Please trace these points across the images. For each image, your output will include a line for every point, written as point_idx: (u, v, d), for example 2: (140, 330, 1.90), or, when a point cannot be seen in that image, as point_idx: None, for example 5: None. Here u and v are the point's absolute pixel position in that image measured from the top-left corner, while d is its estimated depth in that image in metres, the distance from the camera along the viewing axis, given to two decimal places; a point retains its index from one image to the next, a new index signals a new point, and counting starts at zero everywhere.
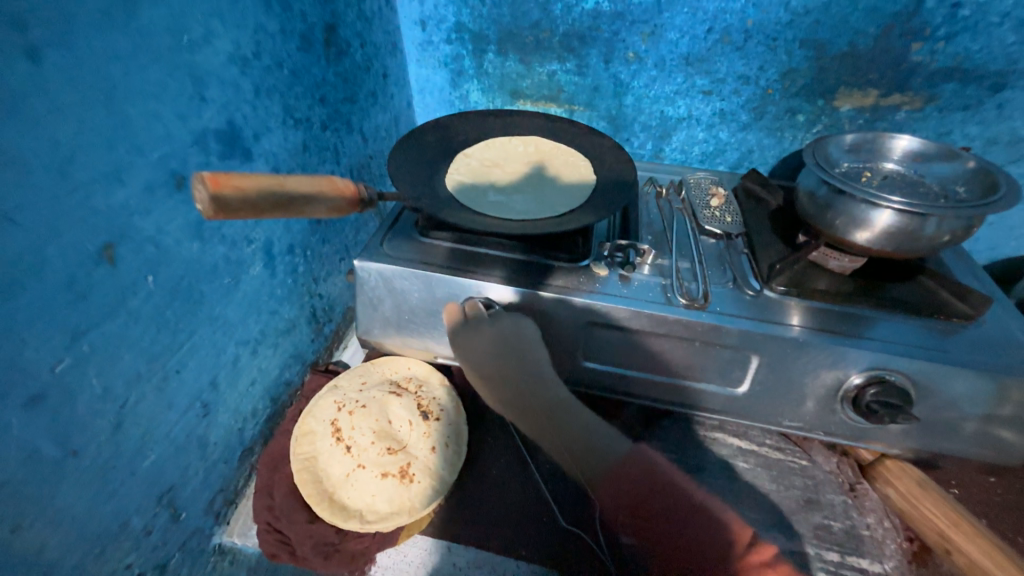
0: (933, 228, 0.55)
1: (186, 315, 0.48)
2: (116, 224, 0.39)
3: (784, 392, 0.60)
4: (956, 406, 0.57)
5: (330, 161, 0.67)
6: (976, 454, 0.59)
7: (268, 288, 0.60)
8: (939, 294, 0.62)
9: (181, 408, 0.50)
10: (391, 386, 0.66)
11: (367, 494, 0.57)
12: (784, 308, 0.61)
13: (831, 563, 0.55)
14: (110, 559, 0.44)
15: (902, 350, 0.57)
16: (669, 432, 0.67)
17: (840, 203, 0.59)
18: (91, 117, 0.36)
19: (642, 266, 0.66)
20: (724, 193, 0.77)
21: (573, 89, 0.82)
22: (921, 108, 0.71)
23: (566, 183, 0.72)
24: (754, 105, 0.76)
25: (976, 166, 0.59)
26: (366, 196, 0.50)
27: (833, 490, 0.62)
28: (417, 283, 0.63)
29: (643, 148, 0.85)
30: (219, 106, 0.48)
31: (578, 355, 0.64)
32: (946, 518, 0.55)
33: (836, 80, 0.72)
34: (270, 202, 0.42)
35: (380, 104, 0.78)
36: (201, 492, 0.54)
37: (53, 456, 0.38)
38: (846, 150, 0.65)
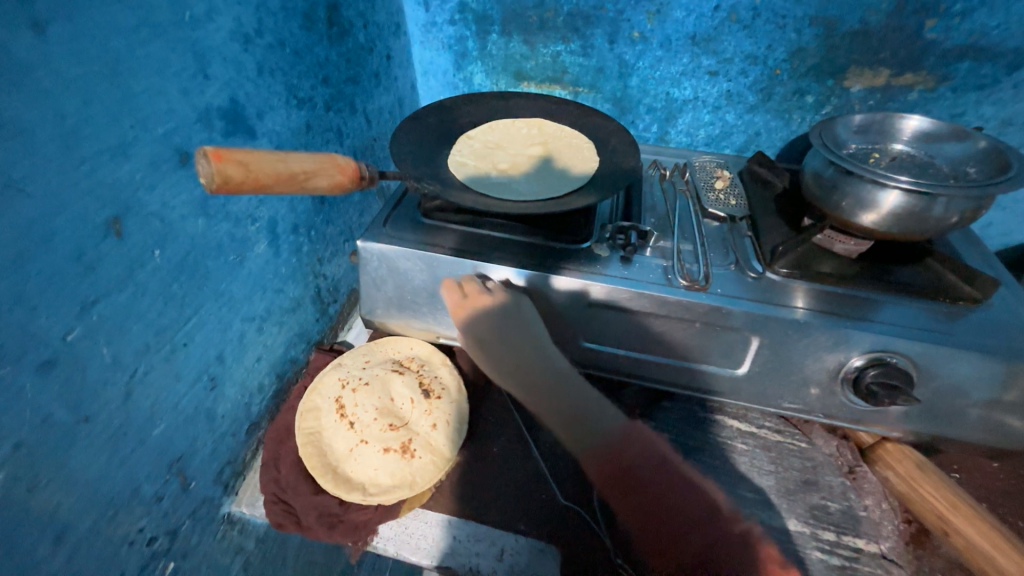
0: (941, 209, 0.54)
1: (192, 290, 0.49)
2: (122, 197, 0.41)
3: (784, 374, 0.60)
4: (958, 389, 0.56)
5: (334, 142, 0.67)
6: (977, 438, 0.58)
7: (272, 267, 0.61)
8: (946, 277, 0.61)
9: (189, 381, 0.51)
10: (394, 365, 0.67)
11: (369, 468, 0.58)
12: (786, 289, 0.61)
13: (827, 542, 0.56)
14: (123, 522, 0.46)
15: (905, 332, 0.56)
16: (668, 413, 0.67)
17: (846, 184, 0.58)
18: (96, 91, 0.37)
19: (644, 248, 0.65)
20: (729, 176, 0.76)
21: (577, 70, 0.81)
22: (934, 88, 0.69)
23: (569, 165, 0.72)
24: (761, 86, 0.75)
25: (988, 145, 0.57)
26: (367, 174, 0.50)
27: (832, 472, 0.62)
28: (419, 263, 0.64)
29: (647, 130, 0.85)
30: (222, 84, 0.48)
31: (578, 336, 0.64)
32: (945, 501, 0.55)
33: (847, 60, 0.70)
34: (272, 177, 0.42)
35: (384, 86, 0.78)
36: (209, 462, 0.56)
37: (67, 421, 0.39)
38: (854, 131, 0.64)
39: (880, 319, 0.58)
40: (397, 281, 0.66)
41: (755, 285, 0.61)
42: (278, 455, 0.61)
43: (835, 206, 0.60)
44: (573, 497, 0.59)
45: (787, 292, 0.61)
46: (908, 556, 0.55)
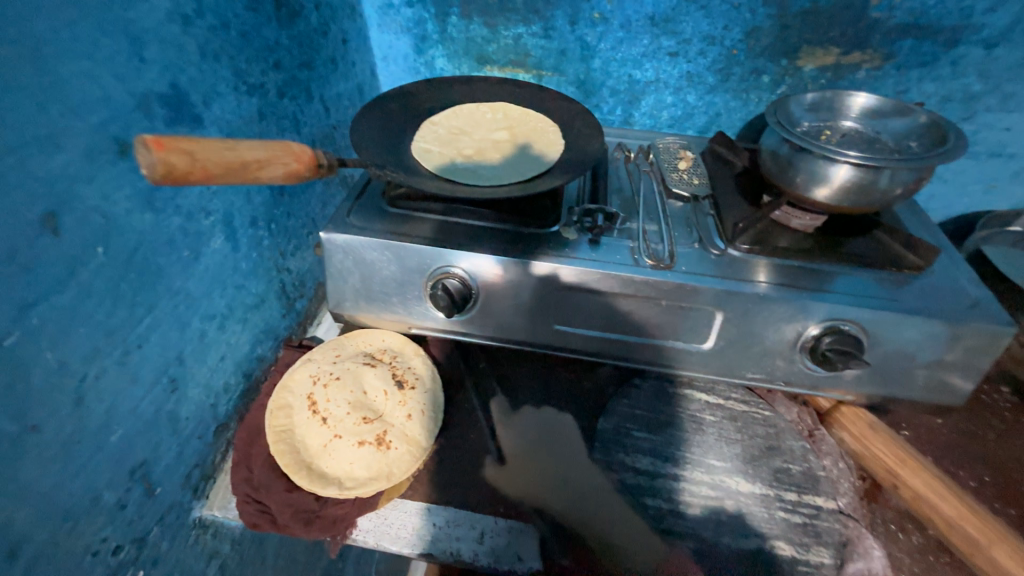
0: (887, 181, 0.57)
1: (143, 289, 0.47)
2: (56, 191, 0.38)
3: (746, 346, 0.63)
4: (905, 352, 0.60)
5: (290, 131, 0.65)
6: (922, 397, 0.63)
7: (231, 262, 0.59)
8: (892, 246, 0.65)
9: (147, 383, 0.49)
10: (366, 358, 0.66)
11: (345, 462, 0.58)
12: (747, 265, 0.63)
13: (790, 502, 0.59)
14: (84, 532, 0.44)
15: (857, 300, 0.59)
16: (640, 390, 0.69)
17: (800, 160, 0.60)
18: (16, 76, 0.34)
19: (611, 230, 0.66)
20: (692, 156, 0.78)
21: (540, 53, 0.80)
22: (881, 66, 0.72)
23: (535, 149, 0.71)
24: (720, 66, 0.76)
25: (927, 119, 0.60)
26: (325, 162, 0.49)
27: (793, 436, 0.65)
28: (386, 254, 0.63)
29: (612, 113, 0.85)
30: (161, 69, 0.46)
31: (550, 319, 0.65)
32: (896, 458, 0.60)
33: (799, 39, 0.72)
34: (221, 166, 0.41)
35: (341, 72, 0.76)
36: (176, 466, 0.54)
37: (12, 431, 0.37)
38: (807, 109, 0.66)
39: (833, 288, 0.61)
40: (364, 273, 0.64)
41: (718, 262, 0.63)
42: (249, 455, 0.60)
43: (790, 182, 0.63)
44: (550, 476, 0.60)
45: (747, 266, 0.63)
46: (862, 510, 0.59)
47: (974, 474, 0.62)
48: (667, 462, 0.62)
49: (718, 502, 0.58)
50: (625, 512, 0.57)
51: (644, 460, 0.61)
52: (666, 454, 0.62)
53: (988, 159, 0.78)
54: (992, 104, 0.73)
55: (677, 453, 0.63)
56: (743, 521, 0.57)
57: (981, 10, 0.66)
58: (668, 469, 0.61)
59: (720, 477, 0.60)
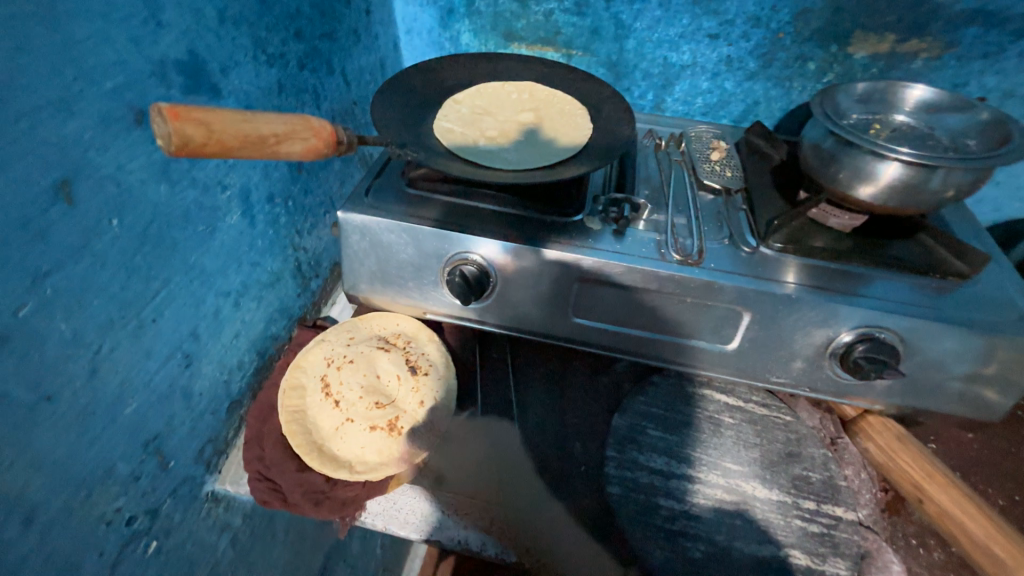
0: (939, 181, 0.53)
1: (158, 262, 0.46)
2: (70, 159, 0.37)
3: (772, 349, 0.60)
4: (942, 364, 0.57)
5: (310, 104, 0.63)
6: (957, 411, 0.60)
7: (248, 239, 0.57)
8: (937, 251, 0.61)
9: (161, 358, 0.49)
10: (380, 342, 0.65)
11: (356, 446, 0.57)
12: (779, 264, 0.60)
13: (807, 511, 0.57)
14: (98, 502, 0.44)
15: (896, 307, 0.56)
16: (658, 388, 0.67)
17: (845, 156, 0.56)
18: (28, 35, 0.33)
19: (637, 221, 0.64)
20: (725, 147, 0.74)
21: (571, 31, 0.76)
22: (939, 56, 0.67)
23: (561, 133, 0.68)
24: (763, 51, 0.72)
25: (989, 117, 0.56)
26: (345, 139, 0.47)
27: (815, 443, 0.63)
28: (404, 237, 0.61)
29: (643, 98, 0.81)
30: (179, 33, 0.44)
31: (569, 311, 0.63)
32: (923, 471, 0.57)
33: (852, 23, 0.67)
34: (238, 139, 0.39)
35: (364, 45, 0.73)
36: (189, 441, 0.54)
37: (26, 401, 0.37)
38: (855, 100, 0.62)
39: (868, 293, 0.57)
40: (380, 255, 0.63)
41: (748, 259, 0.60)
42: (260, 434, 0.60)
43: (832, 178, 0.59)
44: (560, 471, 0.59)
45: (779, 266, 0.60)
46: (883, 522, 0.57)
47: (1003, 493, 0.60)
48: (681, 462, 0.60)
49: (732, 506, 0.57)
50: (636, 511, 0.56)
51: (658, 459, 0.60)
52: (681, 453, 0.61)
53: None
54: None
55: (692, 454, 0.61)
56: (757, 527, 0.55)
57: None
58: (683, 469, 0.60)
59: (734, 482, 0.59)
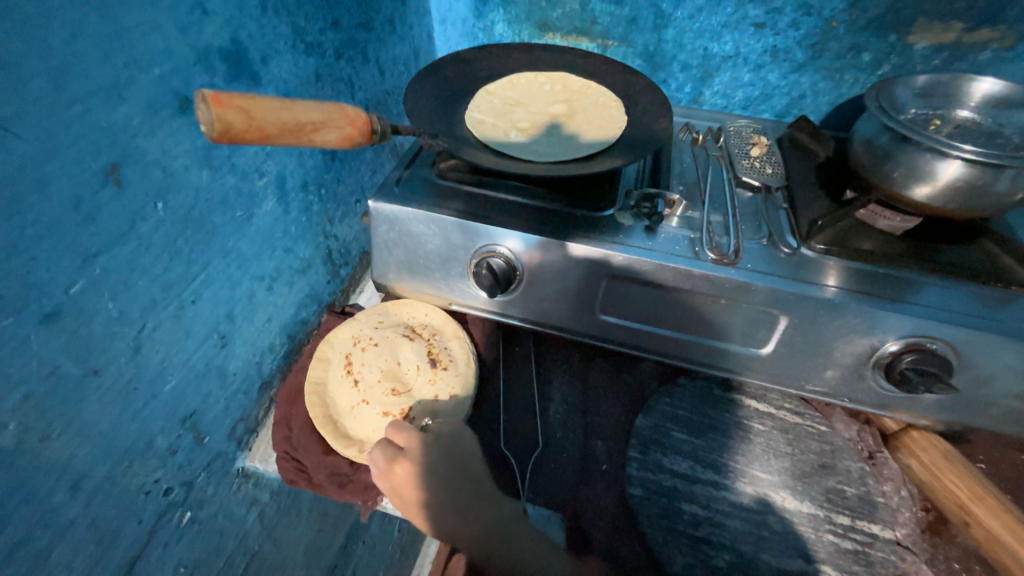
0: (1006, 183, 0.49)
1: (198, 246, 0.48)
2: (120, 143, 0.38)
3: (810, 356, 0.58)
4: (999, 380, 0.53)
5: (345, 94, 0.64)
6: (1013, 430, 0.55)
7: (282, 225, 0.59)
8: (1000, 259, 0.56)
9: (198, 338, 0.51)
10: (406, 330, 0.65)
11: (367, 427, 0.58)
12: (821, 267, 0.57)
13: (840, 526, 0.54)
14: (138, 472, 0.46)
15: (951, 318, 0.52)
16: (685, 390, 0.65)
17: (901, 153, 0.53)
18: (84, 23, 0.34)
19: (671, 218, 0.62)
20: (767, 142, 0.71)
21: (608, 20, 0.74)
22: (1012, 47, 0.62)
23: (594, 125, 0.67)
24: (812, 41, 0.68)
25: None
26: (379, 128, 0.47)
27: (851, 456, 0.60)
28: (432, 227, 0.61)
29: (681, 90, 0.78)
30: (223, 22, 0.45)
31: (595, 307, 0.62)
32: (970, 492, 0.53)
33: (914, 11, 0.62)
34: (277, 127, 0.40)
35: (399, 35, 0.73)
36: (222, 419, 0.56)
37: (75, 374, 0.39)
38: (914, 94, 0.58)
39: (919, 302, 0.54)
40: (409, 245, 0.64)
41: (787, 260, 0.57)
42: (289, 415, 0.61)
43: (884, 176, 0.55)
44: (583, 470, 0.58)
45: (825, 268, 0.57)
46: (923, 544, 0.54)
47: None
48: (709, 468, 0.58)
49: (760, 515, 0.55)
50: (659, 514, 0.55)
51: (683, 462, 0.59)
52: (709, 457, 0.59)
53: None
54: None
55: (720, 460, 0.59)
56: (785, 540, 0.53)
57: None
58: (709, 475, 0.58)
59: (764, 490, 0.57)
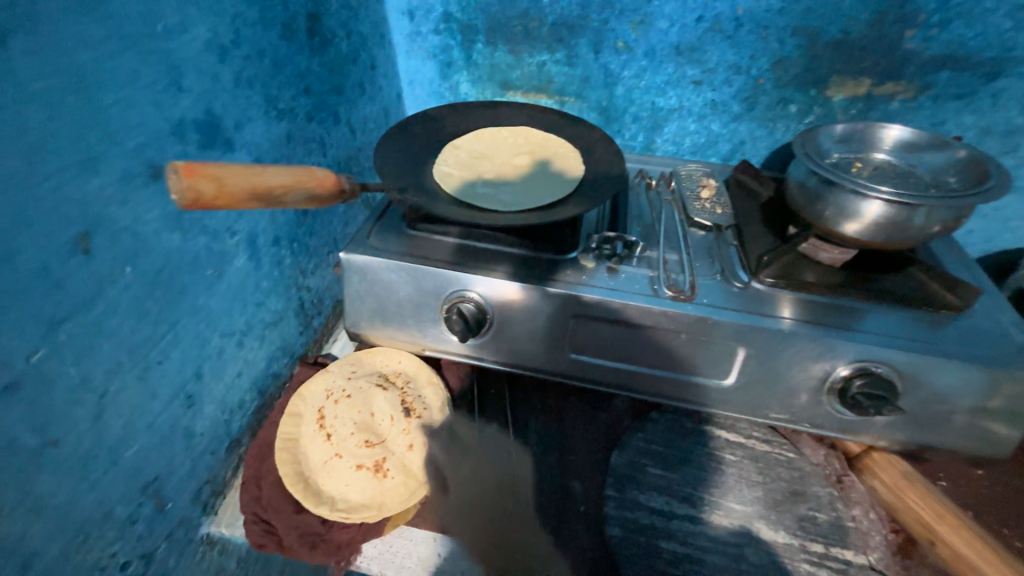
0: (922, 218, 0.55)
1: (167, 306, 0.48)
2: (90, 213, 0.39)
3: (769, 385, 0.60)
4: (943, 398, 0.56)
5: (316, 153, 0.67)
6: (963, 446, 0.58)
7: (253, 280, 0.60)
8: (929, 285, 0.62)
9: (164, 399, 0.50)
10: (379, 379, 0.66)
11: (340, 483, 0.57)
12: (771, 299, 0.61)
13: (814, 554, 0.55)
14: (94, 547, 0.44)
15: (891, 342, 0.56)
16: (657, 423, 0.66)
17: (829, 194, 0.58)
18: (61, 106, 0.36)
19: (630, 258, 0.65)
20: (715, 185, 0.76)
21: (563, 79, 0.81)
22: (915, 97, 0.70)
23: (555, 174, 0.71)
24: (745, 95, 0.76)
25: (966, 155, 0.58)
26: (347, 187, 0.49)
27: (820, 482, 0.61)
28: (404, 276, 0.63)
29: (634, 139, 0.84)
30: (197, 96, 0.47)
31: (565, 347, 0.64)
32: (931, 510, 0.55)
33: (828, 69, 0.71)
34: (248, 193, 0.42)
35: (369, 96, 0.78)
36: (187, 482, 0.54)
37: (32, 445, 0.38)
38: (836, 141, 0.64)
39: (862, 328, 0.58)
40: (381, 294, 0.65)
41: (740, 295, 0.61)
42: (259, 474, 0.60)
43: (818, 215, 0.61)
44: (559, 513, 0.57)
45: (775, 300, 0.61)
46: (896, 567, 0.55)
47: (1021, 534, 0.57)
48: (684, 503, 0.59)
49: (737, 549, 0.55)
50: (638, 555, 0.54)
51: (658, 499, 0.59)
52: (683, 491, 0.60)
53: None
54: None
55: (695, 494, 0.60)
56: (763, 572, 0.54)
57: None
58: (685, 510, 0.58)
59: (739, 523, 0.57)
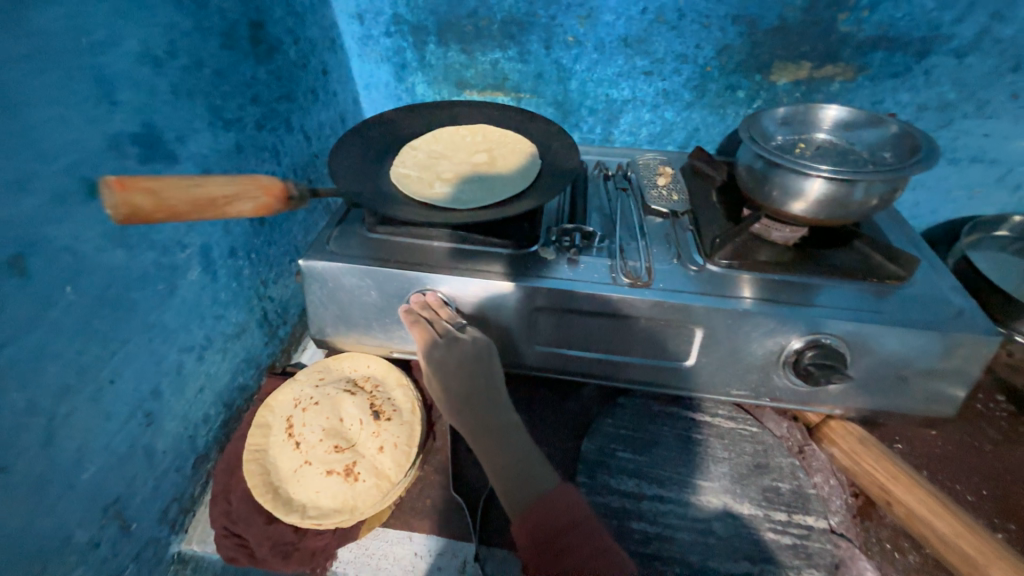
0: (862, 193, 0.57)
1: (116, 324, 0.47)
2: (23, 233, 0.39)
3: (728, 363, 0.62)
4: (891, 364, 0.59)
5: (270, 161, 0.66)
6: (914, 409, 0.61)
7: (210, 293, 0.59)
8: (872, 257, 0.64)
9: (121, 419, 0.49)
10: (348, 385, 0.66)
11: (311, 490, 0.57)
12: (727, 280, 0.62)
13: (779, 523, 0.57)
14: (53, 573, 0.43)
15: (838, 313, 0.58)
16: (625, 409, 0.68)
17: (775, 175, 0.60)
18: None
19: (590, 249, 0.66)
20: (671, 173, 0.78)
21: (518, 76, 0.82)
22: (854, 78, 0.73)
23: (513, 170, 0.72)
24: (694, 83, 0.77)
25: (899, 130, 0.60)
26: (296, 194, 0.49)
27: (782, 453, 0.63)
28: (365, 280, 0.63)
29: (592, 132, 0.86)
30: (133, 109, 0.47)
31: (529, 339, 0.65)
32: (886, 472, 0.57)
33: (771, 54, 0.73)
34: (187, 203, 0.41)
35: (323, 101, 0.77)
36: (152, 501, 0.54)
37: None
38: (779, 123, 0.66)
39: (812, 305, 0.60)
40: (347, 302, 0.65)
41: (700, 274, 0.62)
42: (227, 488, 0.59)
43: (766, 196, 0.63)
44: None
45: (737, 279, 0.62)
46: (856, 528, 0.57)
47: (971, 488, 0.60)
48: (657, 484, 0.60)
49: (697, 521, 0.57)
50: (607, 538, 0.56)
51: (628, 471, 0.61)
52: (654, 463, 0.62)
53: (970, 166, 0.78)
54: (969, 111, 0.73)
55: (663, 474, 0.61)
56: (731, 544, 0.55)
57: (949, 21, 0.66)
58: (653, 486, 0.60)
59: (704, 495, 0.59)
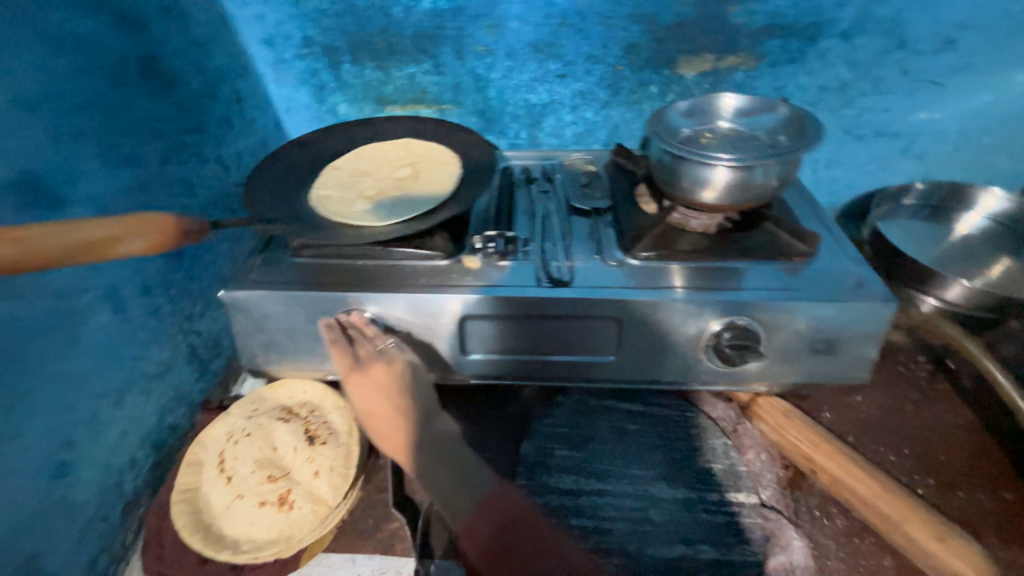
0: (761, 175, 0.59)
1: (11, 377, 0.46)
2: None
3: (657, 354, 0.63)
4: (804, 338, 0.61)
5: (181, 194, 0.65)
6: (833, 379, 0.64)
7: (124, 335, 0.58)
8: (780, 236, 0.66)
9: (27, 474, 0.48)
10: (282, 412, 0.65)
11: (244, 523, 0.56)
12: (645, 272, 0.64)
13: (712, 503, 0.58)
14: None
15: (750, 294, 0.60)
16: (563, 407, 0.69)
17: (680, 166, 0.62)
18: None
19: (514, 254, 0.67)
20: (593, 172, 0.80)
21: (436, 89, 0.82)
22: (755, 66, 0.76)
23: (434, 182, 0.73)
24: (607, 82, 0.79)
25: (791, 113, 0.64)
26: (193, 227, 0.49)
27: (715, 434, 0.65)
28: (287, 306, 0.63)
29: (517, 137, 0.87)
30: (10, 155, 0.46)
31: (459, 349, 0.65)
32: (809, 442, 0.61)
33: (675, 49, 0.75)
34: (66, 247, 0.40)
35: (239, 129, 0.77)
36: (73, 556, 0.52)
37: None
38: (684, 116, 0.69)
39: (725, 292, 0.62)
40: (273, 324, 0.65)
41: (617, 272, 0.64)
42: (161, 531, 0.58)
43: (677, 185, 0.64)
44: None
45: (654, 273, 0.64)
46: (786, 500, 0.59)
47: (894, 450, 0.63)
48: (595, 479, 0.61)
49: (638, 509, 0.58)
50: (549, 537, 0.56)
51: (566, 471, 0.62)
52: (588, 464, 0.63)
53: (875, 140, 0.82)
54: (865, 90, 0.77)
55: (601, 467, 0.62)
56: (666, 529, 0.57)
57: (830, 6, 0.70)
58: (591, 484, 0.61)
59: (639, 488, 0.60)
